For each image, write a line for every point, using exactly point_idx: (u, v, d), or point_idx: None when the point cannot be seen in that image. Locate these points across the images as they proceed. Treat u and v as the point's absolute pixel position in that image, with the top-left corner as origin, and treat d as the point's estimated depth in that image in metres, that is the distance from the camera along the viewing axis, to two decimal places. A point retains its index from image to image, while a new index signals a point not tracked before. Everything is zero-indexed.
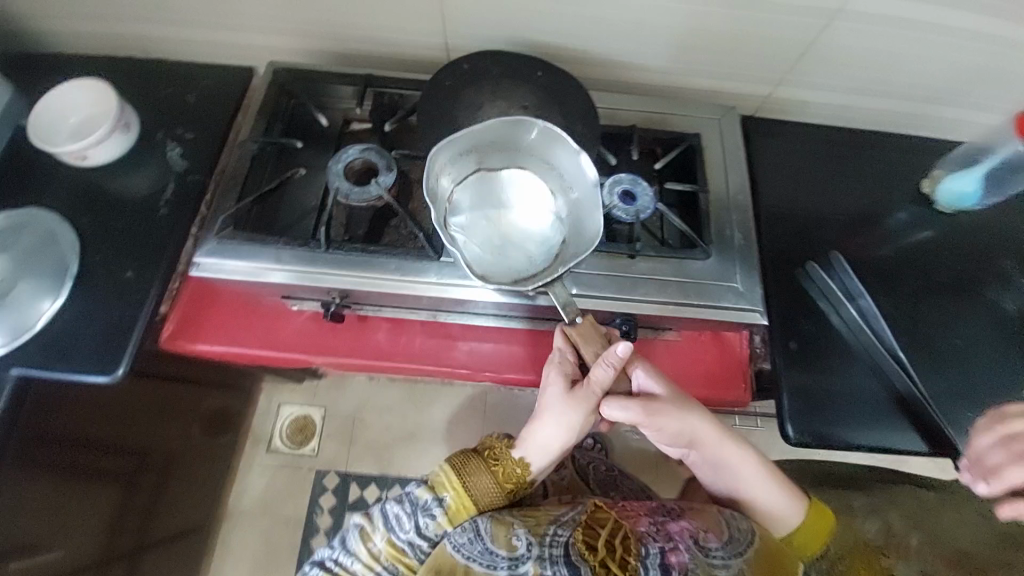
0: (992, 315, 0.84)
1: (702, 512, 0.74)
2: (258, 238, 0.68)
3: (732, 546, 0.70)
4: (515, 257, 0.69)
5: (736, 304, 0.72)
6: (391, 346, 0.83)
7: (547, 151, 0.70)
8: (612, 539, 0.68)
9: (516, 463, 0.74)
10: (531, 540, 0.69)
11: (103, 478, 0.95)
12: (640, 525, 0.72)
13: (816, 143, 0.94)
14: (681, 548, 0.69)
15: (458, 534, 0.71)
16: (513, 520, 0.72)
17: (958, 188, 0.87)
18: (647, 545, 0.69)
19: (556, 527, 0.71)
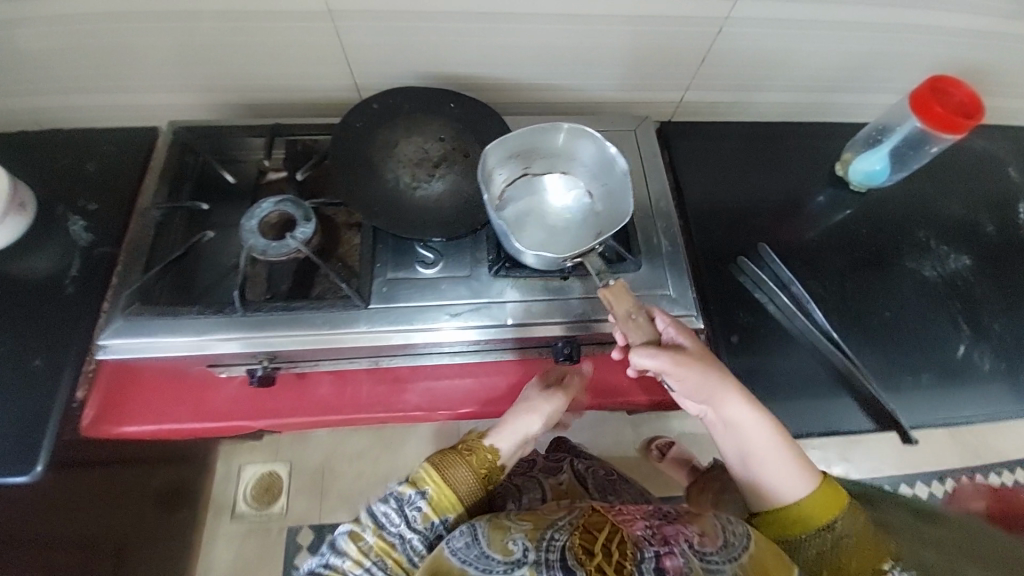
0: (915, 283, 0.89)
1: (700, 518, 0.63)
2: (169, 311, 0.63)
3: (725, 552, 0.58)
4: (447, 291, 0.68)
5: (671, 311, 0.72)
6: (335, 397, 0.79)
7: (583, 156, 0.75)
8: (609, 542, 0.58)
9: (492, 451, 0.70)
10: (528, 545, 0.58)
11: (54, 574, 0.88)
12: (635, 527, 0.61)
13: (723, 147, 0.99)
14: (677, 552, 0.57)
15: (455, 537, 0.61)
16: (511, 525, 0.61)
17: (868, 168, 0.92)
18: (642, 550, 0.57)
19: (553, 531, 0.59)
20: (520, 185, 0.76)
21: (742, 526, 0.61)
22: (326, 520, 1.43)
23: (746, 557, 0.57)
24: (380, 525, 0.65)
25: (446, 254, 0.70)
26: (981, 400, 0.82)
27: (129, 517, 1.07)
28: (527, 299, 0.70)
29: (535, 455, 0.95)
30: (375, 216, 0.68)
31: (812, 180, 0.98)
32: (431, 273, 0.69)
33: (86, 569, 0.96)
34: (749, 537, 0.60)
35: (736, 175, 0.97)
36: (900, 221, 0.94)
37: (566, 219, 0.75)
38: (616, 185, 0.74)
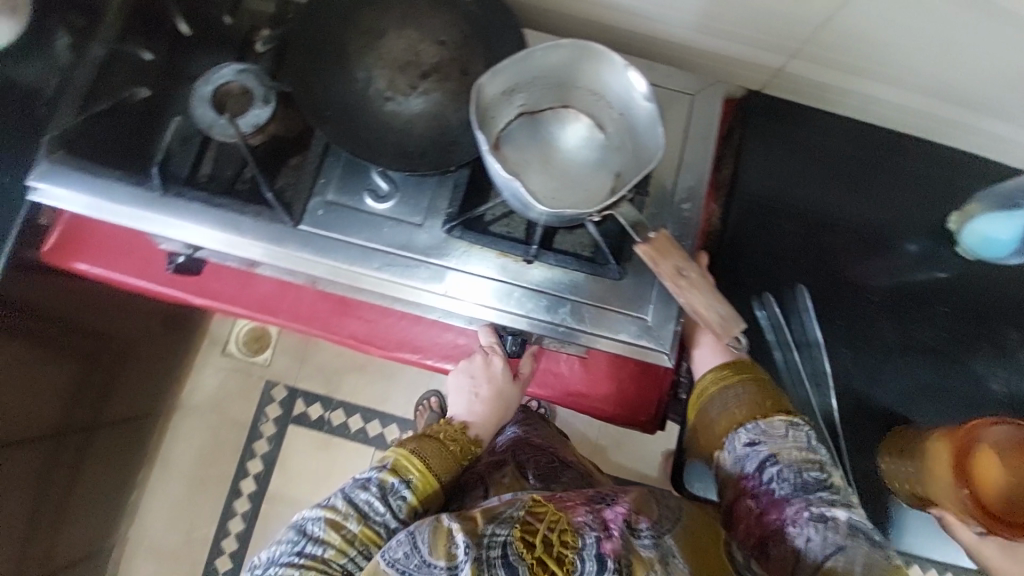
0: (972, 391, 0.72)
1: (633, 492, 0.58)
2: (93, 168, 0.59)
3: (657, 527, 0.54)
4: (386, 234, 0.58)
5: (637, 340, 0.58)
6: (274, 298, 0.75)
7: (591, 79, 0.53)
8: (551, 531, 0.45)
9: (459, 424, 0.69)
10: (468, 542, 0.46)
11: (63, 352, 0.95)
12: (576, 511, 0.50)
13: (815, 144, 0.77)
14: (619, 539, 0.48)
15: (393, 547, 0.50)
16: (453, 519, 0.49)
17: (989, 232, 0.71)
18: (584, 536, 0.46)
19: (495, 526, 0.47)
20: (517, 123, 0.56)
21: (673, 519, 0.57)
22: (300, 386, 1.45)
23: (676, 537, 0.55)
24: (364, 514, 0.61)
25: (402, 190, 0.59)
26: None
27: (134, 326, 1.14)
28: (478, 273, 0.59)
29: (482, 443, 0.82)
30: (323, 121, 0.57)
31: (912, 222, 0.76)
32: (380, 209, 0.59)
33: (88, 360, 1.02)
34: (676, 529, 0.56)
35: (814, 185, 0.76)
36: (996, 310, 0.73)
37: (575, 175, 0.56)
38: (638, 126, 0.53)
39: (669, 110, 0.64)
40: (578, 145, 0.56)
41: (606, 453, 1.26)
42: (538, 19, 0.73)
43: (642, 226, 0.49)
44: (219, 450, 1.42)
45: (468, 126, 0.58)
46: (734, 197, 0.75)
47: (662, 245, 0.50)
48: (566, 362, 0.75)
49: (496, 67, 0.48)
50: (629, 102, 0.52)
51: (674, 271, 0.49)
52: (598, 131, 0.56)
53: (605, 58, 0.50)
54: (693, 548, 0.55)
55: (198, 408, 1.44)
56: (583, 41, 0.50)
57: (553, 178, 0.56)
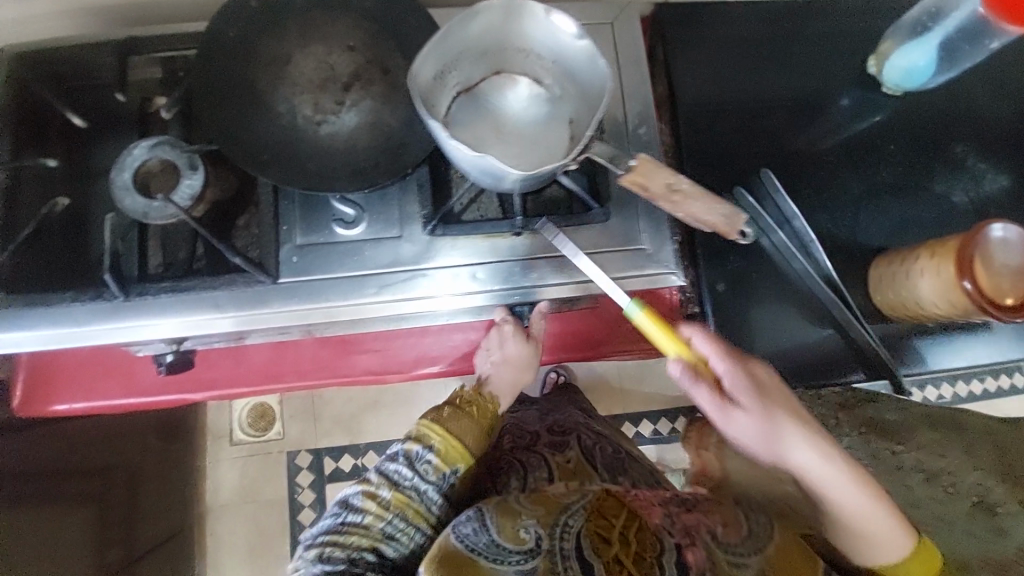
0: (937, 210, 0.77)
1: (719, 506, 0.56)
2: (40, 299, 0.54)
3: (750, 543, 0.50)
4: (369, 257, 0.57)
5: (643, 270, 0.59)
6: (275, 363, 0.72)
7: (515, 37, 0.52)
8: (625, 530, 0.50)
9: (483, 396, 0.69)
10: (540, 532, 0.50)
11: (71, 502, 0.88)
12: (653, 515, 0.53)
13: (731, 34, 0.79)
14: (700, 544, 0.49)
15: (461, 522, 0.52)
16: (522, 509, 0.53)
17: (908, 62, 0.74)
18: (664, 540, 0.49)
19: (566, 517, 0.51)
20: (459, 104, 0.55)
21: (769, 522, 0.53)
22: (323, 444, 1.41)
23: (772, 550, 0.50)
24: (395, 482, 0.62)
25: (369, 209, 0.57)
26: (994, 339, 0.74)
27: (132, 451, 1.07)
28: (473, 262, 0.58)
29: (537, 428, 0.76)
30: (263, 167, 0.53)
31: (838, 79, 0.79)
32: (354, 234, 0.57)
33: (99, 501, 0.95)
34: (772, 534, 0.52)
35: (743, 73, 0.78)
36: (935, 132, 0.78)
37: (530, 135, 0.55)
38: (575, 69, 0.53)
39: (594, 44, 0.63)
40: (524, 106, 0.56)
41: (634, 392, 1.29)
42: None
43: (620, 158, 0.49)
44: (267, 536, 1.37)
45: (409, 123, 0.56)
46: (677, 109, 0.76)
47: (645, 168, 0.48)
48: (578, 319, 0.75)
49: (422, 53, 0.47)
50: (558, 47, 0.51)
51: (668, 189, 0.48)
52: (536, 85, 0.55)
53: (522, 10, 0.49)
54: (792, 548, 0.51)
55: (229, 505, 1.38)
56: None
57: (512, 146, 0.55)
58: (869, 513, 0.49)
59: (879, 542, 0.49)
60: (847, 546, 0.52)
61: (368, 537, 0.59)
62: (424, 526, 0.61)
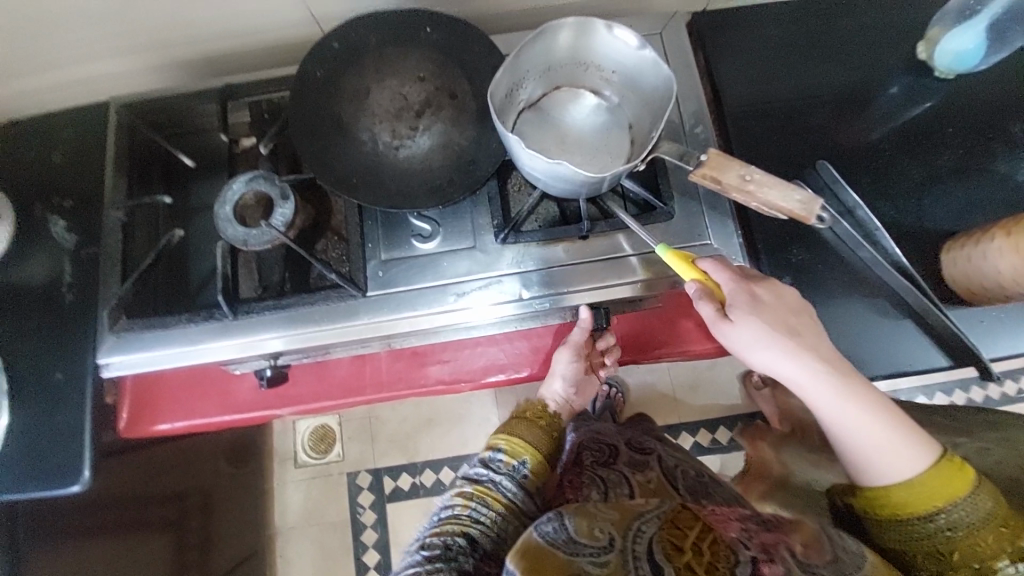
0: (1007, 190, 0.74)
1: (800, 525, 0.52)
2: (157, 322, 0.60)
3: (835, 566, 0.45)
4: (447, 267, 0.60)
5: None
6: (354, 377, 0.76)
7: (576, 54, 0.56)
8: (699, 540, 0.46)
9: (541, 403, 0.75)
10: (614, 533, 0.47)
11: (152, 525, 0.93)
12: (727, 528, 0.50)
13: (772, 35, 0.80)
14: (779, 561, 0.45)
15: (544, 521, 0.48)
16: (599, 511, 0.50)
17: (958, 47, 0.74)
18: (738, 553, 0.45)
19: (641, 522, 0.48)
20: (525, 119, 0.59)
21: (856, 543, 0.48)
22: (381, 463, 1.44)
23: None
24: (475, 479, 0.65)
25: (444, 223, 0.61)
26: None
27: (206, 474, 1.12)
28: (543, 267, 0.60)
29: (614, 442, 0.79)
30: (352, 190, 0.58)
31: (885, 68, 0.79)
32: (432, 246, 0.61)
33: (181, 522, 1.00)
34: (865, 557, 0.47)
35: (787, 71, 0.79)
36: (994, 111, 0.77)
37: (594, 143, 0.58)
38: (636, 78, 0.56)
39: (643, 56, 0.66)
40: (586, 116, 0.59)
41: (690, 399, 1.27)
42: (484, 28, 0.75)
43: (689, 155, 0.51)
44: (332, 556, 1.40)
45: (479, 141, 0.60)
46: (724, 110, 0.78)
47: (717, 161, 0.51)
48: (640, 321, 0.76)
49: (500, 72, 0.51)
50: (620, 59, 0.55)
51: (740, 180, 0.50)
52: (597, 97, 0.59)
53: (584, 27, 0.53)
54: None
55: (295, 526, 1.42)
56: (561, 20, 0.53)
57: (577, 153, 0.58)
58: (870, 430, 0.50)
59: (883, 458, 0.49)
60: (852, 469, 0.52)
61: (459, 524, 0.60)
62: (505, 512, 0.62)
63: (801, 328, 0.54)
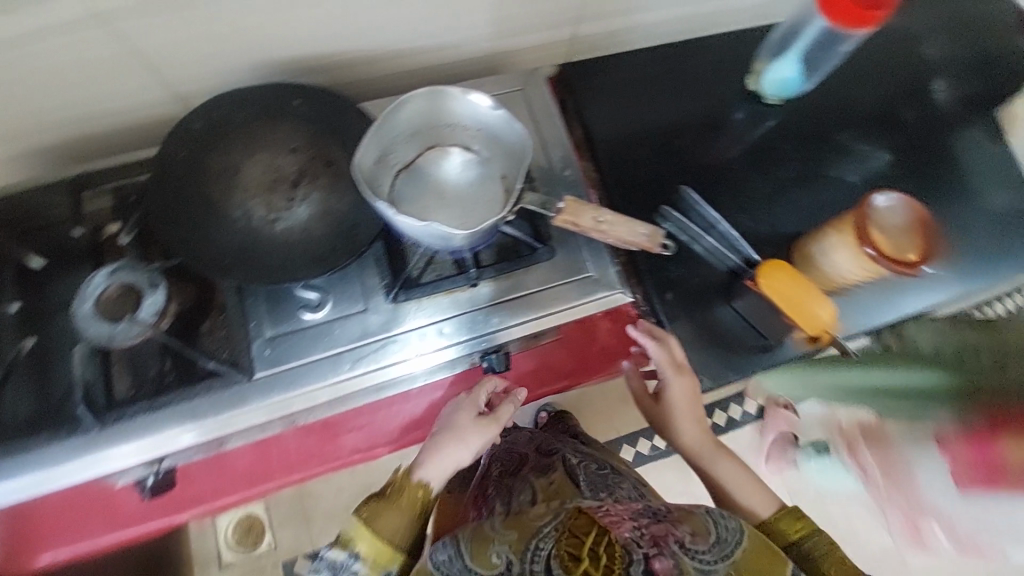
0: (840, 191, 0.86)
1: (688, 511, 0.53)
2: (14, 445, 0.56)
3: (718, 548, 0.49)
4: (339, 335, 0.58)
5: (594, 296, 0.63)
6: (261, 463, 0.71)
7: (439, 117, 0.59)
8: (596, 546, 0.47)
9: (415, 483, 0.59)
10: (511, 558, 0.49)
11: None
12: (622, 528, 0.50)
13: (630, 78, 0.89)
14: (667, 553, 0.47)
15: (438, 551, 0.53)
16: (495, 534, 0.52)
17: (781, 76, 0.86)
18: (632, 552, 0.47)
19: (538, 541, 0.49)
20: (400, 182, 0.61)
21: (736, 519, 0.53)
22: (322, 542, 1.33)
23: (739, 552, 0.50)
24: None
25: (332, 290, 0.60)
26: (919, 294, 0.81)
27: None
28: (435, 319, 0.60)
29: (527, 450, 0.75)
30: (226, 271, 0.57)
31: (727, 98, 0.91)
32: (322, 315, 0.59)
33: None
34: (744, 530, 0.52)
35: (647, 108, 0.88)
36: (819, 127, 0.90)
37: (470, 196, 0.61)
38: (498, 134, 0.60)
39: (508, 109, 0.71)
40: (461, 172, 0.62)
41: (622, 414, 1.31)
42: (361, 89, 0.76)
43: (550, 202, 0.57)
44: None
45: (356, 206, 0.60)
46: (597, 149, 0.85)
47: (573, 208, 0.58)
48: (551, 354, 0.79)
49: (361, 144, 0.53)
50: (481, 119, 0.59)
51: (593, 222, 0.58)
52: (468, 152, 0.62)
53: (443, 95, 0.56)
54: (761, 551, 0.51)
55: None
56: (415, 89, 0.55)
57: (455, 208, 0.61)
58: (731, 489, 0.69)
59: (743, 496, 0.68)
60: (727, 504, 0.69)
61: None
62: None
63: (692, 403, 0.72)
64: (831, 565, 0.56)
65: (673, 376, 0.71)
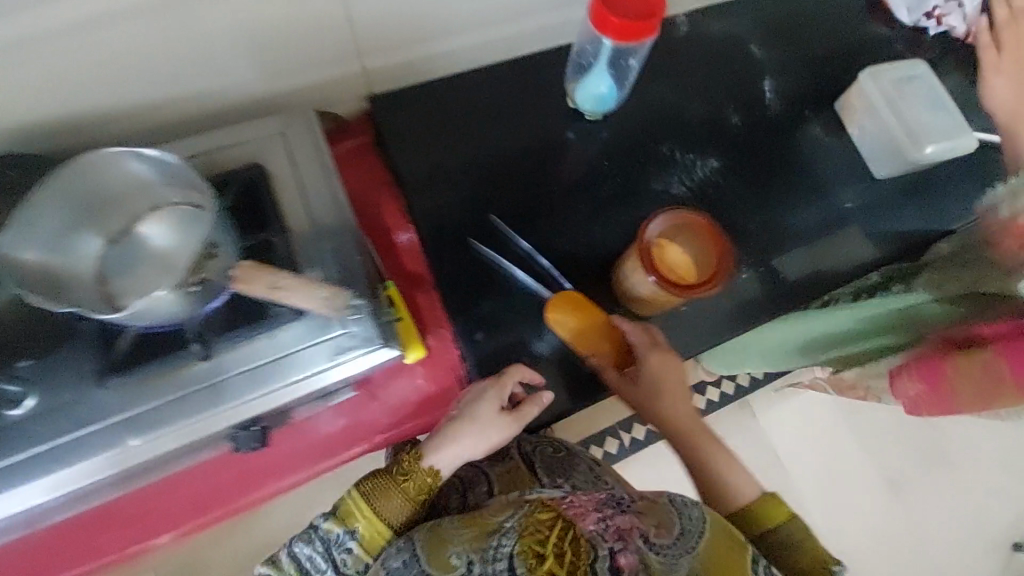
0: (663, 205, 0.84)
1: (653, 504, 0.62)
2: None
3: (682, 542, 0.57)
4: (47, 431, 0.54)
5: (344, 363, 0.59)
6: (30, 564, 0.65)
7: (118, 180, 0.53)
8: (559, 544, 0.54)
9: (432, 472, 0.65)
10: (472, 557, 0.56)
11: None
12: (587, 521, 0.57)
13: (439, 105, 0.84)
14: (631, 550, 0.55)
15: (394, 556, 0.59)
16: (453, 536, 0.59)
17: (595, 90, 0.83)
18: (597, 548, 0.54)
19: (500, 537, 0.57)
20: (108, 257, 0.53)
21: (698, 509, 0.60)
22: None
23: (704, 544, 0.57)
24: (306, 568, 0.64)
25: (44, 379, 0.55)
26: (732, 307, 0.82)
27: None
28: (159, 402, 0.55)
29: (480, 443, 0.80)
30: None
31: (548, 117, 0.86)
32: (26, 410, 0.54)
33: None
34: (705, 520, 0.59)
35: (462, 134, 0.84)
36: (642, 140, 0.87)
37: (177, 254, 0.52)
38: (182, 180, 0.53)
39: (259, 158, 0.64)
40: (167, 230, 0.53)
41: None
42: (126, 140, 0.72)
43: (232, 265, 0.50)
44: None
45: None
46: (405, 183, 0.81)
47: (250, 274, 0.49)
48: (359, 408, 0.75)
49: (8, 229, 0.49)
50: (155, 171, 0.53)
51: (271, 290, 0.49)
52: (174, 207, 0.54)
53: (99, 159, 0.51)
54: (721, 539, 0.58)
55: None
56: (64, 162, 0.50)
57: (164, 271, 0.52)
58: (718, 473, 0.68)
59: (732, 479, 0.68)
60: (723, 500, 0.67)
61: None
62: None
63: (673, 382, 0.72)
64: (805, 558, 0.61)
65: (647, 351, 0.72)
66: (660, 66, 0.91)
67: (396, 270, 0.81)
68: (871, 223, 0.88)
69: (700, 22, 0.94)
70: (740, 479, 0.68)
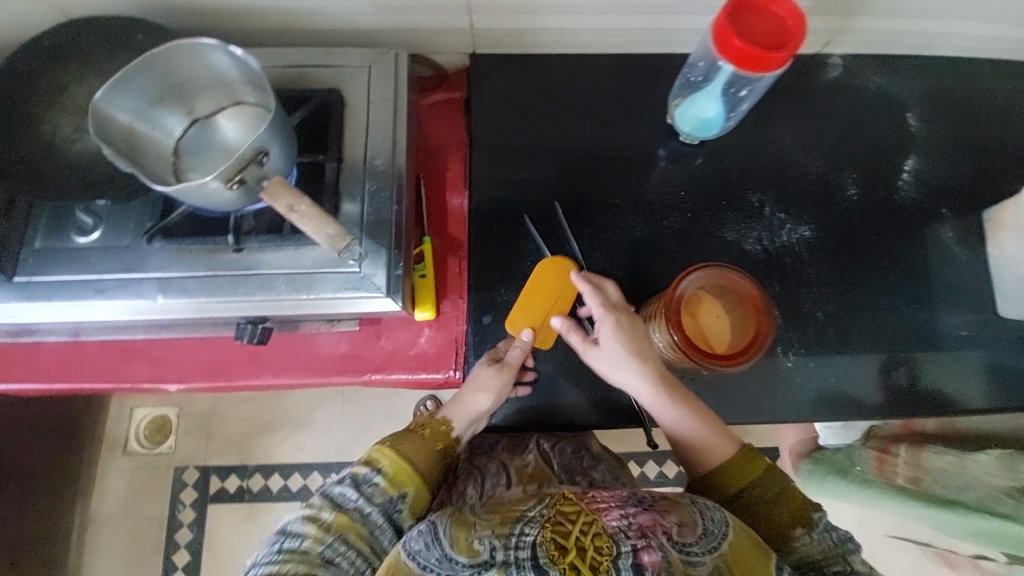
0: (731, 258, 0.76)
1: (674, 500, 0.52)
2: None
3: (705, 541, 0.48)
4: (93, 261, 0.61)
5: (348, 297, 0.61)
6: (61, 364, 0.74)
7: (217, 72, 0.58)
8: (582, 534, 0.46)
9: (444, 421, 0.66)
10: (495, 543, 0.48)
11: None
12: (608, 514, 0.48)
13: (535, 83, 0.82)
14: (656, 546, 0.46)
15: (415, 538, 0.52)
16: (477, 521, 0.53)
17: (700, 113, 0.77)
18: (620, 543, 0.45)
19: (522, 526, 0.48)
20: (191, 136, 0.60)
21: (722, 511, 0.51)
22: (214, 463, 1.22)
23: (727, 548, 0.48)
24: (339, 504, 0.58)
25: (107, 218, 0.62)
26: (765, 391, 0.73)
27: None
28: (184, 272, 0.61)
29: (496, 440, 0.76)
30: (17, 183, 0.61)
31: (641, 127, 0.81)
32: (91, 240, 0.62)
33: None
34: (728, 522, 0.50)
35: (547, 118, 0.81)
36: (733, 180, 0.79)
37: None
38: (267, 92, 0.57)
39: (345, 89, 0.68)
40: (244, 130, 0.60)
41: None
42: (245, 35, 0.77)
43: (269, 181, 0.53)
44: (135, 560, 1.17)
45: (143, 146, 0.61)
46: (476, 150, 0.80)
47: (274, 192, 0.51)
48: (359, 345, 0.76)
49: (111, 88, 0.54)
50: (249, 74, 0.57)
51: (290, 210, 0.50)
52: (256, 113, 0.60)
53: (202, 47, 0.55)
54: (746, 545, 0.49)
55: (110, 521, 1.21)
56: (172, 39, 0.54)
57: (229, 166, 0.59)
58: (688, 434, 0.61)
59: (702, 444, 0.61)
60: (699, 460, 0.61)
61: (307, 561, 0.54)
62: (367, 552, 0.57)
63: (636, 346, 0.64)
64: (785, 510, 0.57)
65: (602, 315, 0.64)
66: (786, 109, 0.81)
67: (439, 229, 0.81)
68: (971, 360, 0.75)
69: (853, 74, 0.82)
70: (715, 445, 0.61)
